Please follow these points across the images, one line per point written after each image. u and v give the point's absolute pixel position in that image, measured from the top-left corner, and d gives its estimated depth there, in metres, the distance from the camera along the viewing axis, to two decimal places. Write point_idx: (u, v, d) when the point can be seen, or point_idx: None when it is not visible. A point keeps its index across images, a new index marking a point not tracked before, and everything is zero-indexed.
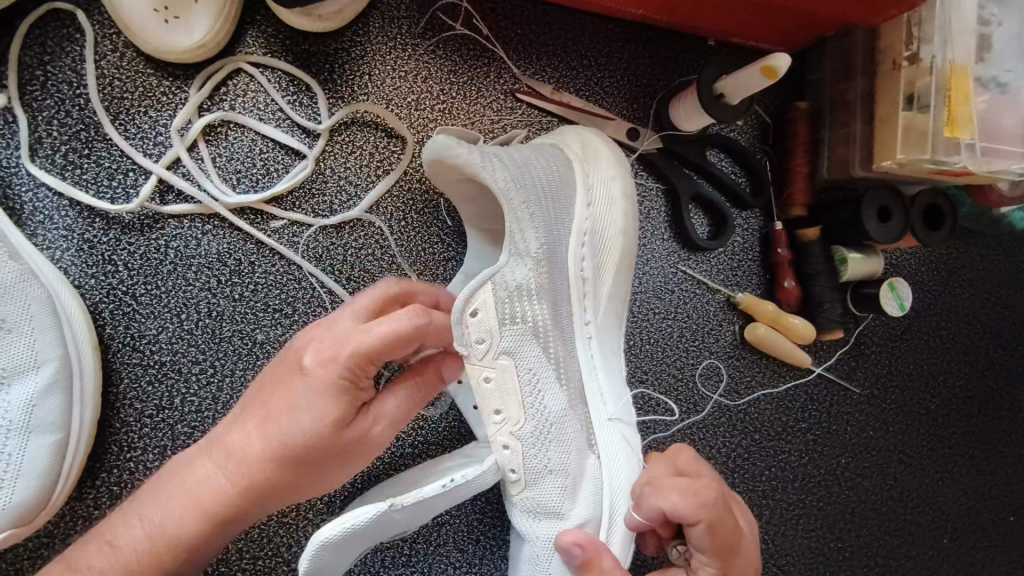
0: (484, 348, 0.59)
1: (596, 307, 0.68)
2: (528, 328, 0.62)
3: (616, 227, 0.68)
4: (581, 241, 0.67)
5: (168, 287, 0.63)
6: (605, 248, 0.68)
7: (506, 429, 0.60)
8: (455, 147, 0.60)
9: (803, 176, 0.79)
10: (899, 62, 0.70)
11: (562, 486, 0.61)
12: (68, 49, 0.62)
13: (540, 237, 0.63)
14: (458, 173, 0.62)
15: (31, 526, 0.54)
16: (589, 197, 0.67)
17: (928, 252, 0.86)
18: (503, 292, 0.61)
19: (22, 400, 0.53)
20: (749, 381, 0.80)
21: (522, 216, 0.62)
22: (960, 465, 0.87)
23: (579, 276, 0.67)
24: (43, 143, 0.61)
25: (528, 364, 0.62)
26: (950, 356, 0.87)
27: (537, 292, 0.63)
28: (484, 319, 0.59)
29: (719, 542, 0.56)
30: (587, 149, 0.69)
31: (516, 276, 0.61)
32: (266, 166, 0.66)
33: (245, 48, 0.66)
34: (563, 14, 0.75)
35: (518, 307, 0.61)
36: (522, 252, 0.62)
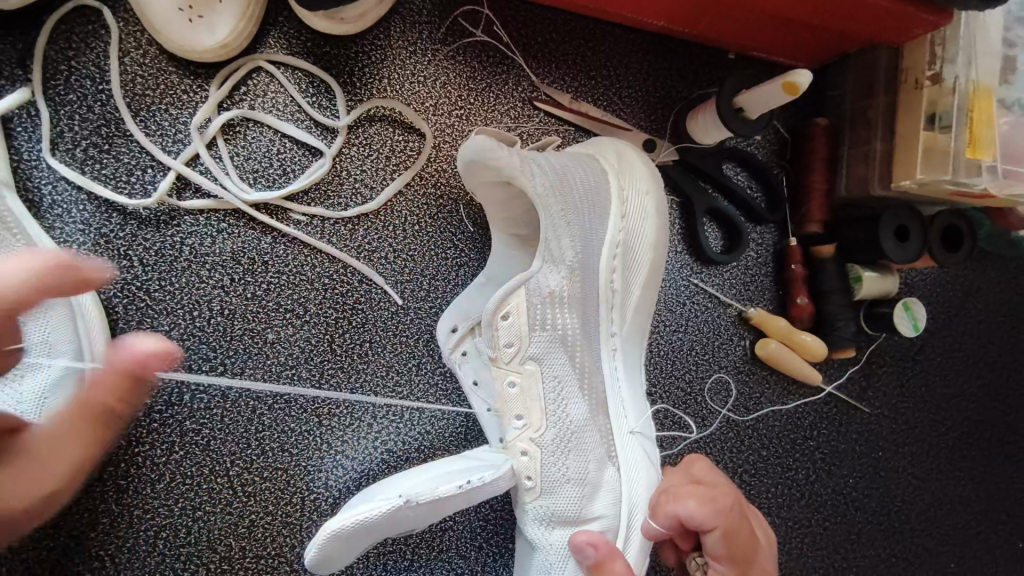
0: (512, 352, 0.63)
1: (623, 319, 0.68)
2: (556, 337, 0.64)
3: (647, 240, 0.67)
4: (613, 253, 0.67)
5: (181, 283, 0.64)
6: (637, 259, 0.67)
7: (526, 435, 0.63)
8: (497, 151, 0.59)
9: (820, 193, 0.78)
10: (921, 81, 0.69)
11: (577, 495, 0.61)
12: (92, 45, 0.63)
13: (575, 247, 0.64)
14: (494, 181, 0.62)
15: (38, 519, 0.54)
16: (623, 210, 0.67)
17: (943, 273, 0.85)
18: (535, 299, 0.63)
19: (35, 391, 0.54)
20: (759, 397, 0.80)
21: (558, 223, 0.63)
22: (970, 489, 0.86)
23: (609, 285, 0.66)
24: (64, 137, 0.62)
25: (551, 370, 0.64)
26: (963, 379, 0.86)
27: (568, 300, 0.64)
28: (513, 326, 0.63)
29: (735, 550, 0.56)
30: (623, 162, 0.68)
31: (548, 283, 0.63)
32: (283, 166, 0.67)
33: (266, 48, 0.66)
34: (583, 23, 0.75)
35: (549, 315, 0.63)
36: (556, 261, 0.63)
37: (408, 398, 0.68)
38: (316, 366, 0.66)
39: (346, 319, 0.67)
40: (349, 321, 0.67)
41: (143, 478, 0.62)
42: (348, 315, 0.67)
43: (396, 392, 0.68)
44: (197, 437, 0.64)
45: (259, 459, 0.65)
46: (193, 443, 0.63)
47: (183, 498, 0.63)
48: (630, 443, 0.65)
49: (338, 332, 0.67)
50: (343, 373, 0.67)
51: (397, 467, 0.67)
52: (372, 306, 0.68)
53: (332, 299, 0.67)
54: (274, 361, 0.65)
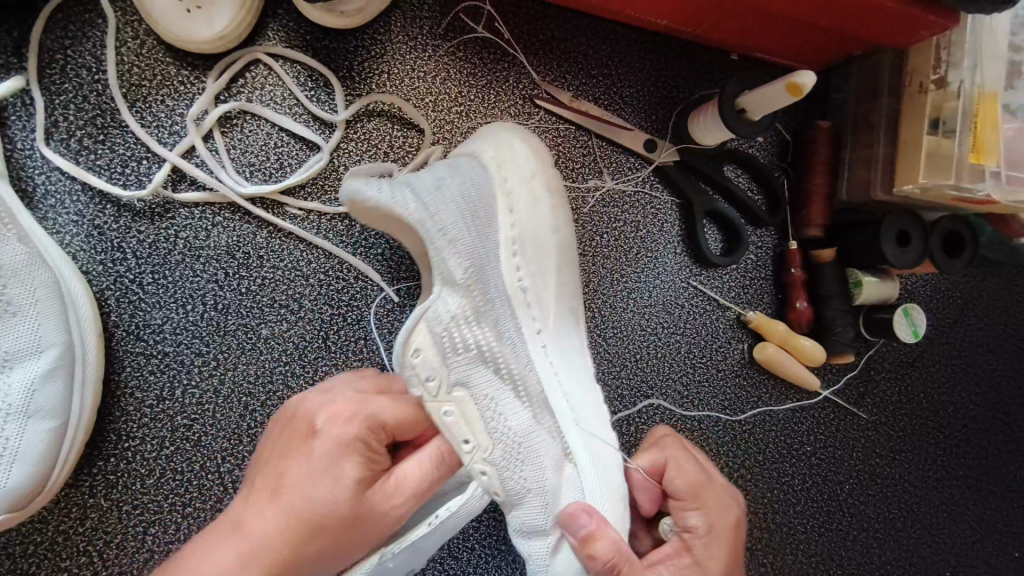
0: (434, 383, 0.56)
1: (544, 316, 0.61)
2: (473, 356, 0.58)
3: (544, 229, 0.62)
4: (513, 248, 0.60)
5: (175, 277, 0.63)
6: (543, 248, 0.62)
7: (478, 456, 0.55)
8: (361, 187, 0.58)
9: (822, 197, 0.77)
10: (926, 85, 0.69)
11: (542, 504, 0.55)
12: (89, 34, 0.62)
13: (463, 262, 0.59)
14: (372, 214, 0.60)
15: (25, 513, 0.54)
16: (508, 203, 0.61)
17: (943, 279, 0.85)
18: (437, 328, 0.58)
19: (23, 385, 0.53)
20: (756, 401, 0.79)
21: (439, 242, 0.59)
22: (966, 497, 0.86)
23: (517, 285, 0.60)
24: (58, 127, 0.61)
25: (484, 390, 0.58)
26: (961, 387, 0.86)
27: (479, 314, 0.59)
28: (426, 360, 0.56)
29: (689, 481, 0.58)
30: (502, 153, 0.62)
31: (451, 308, 0.58)
32: (280, 159, 0.66)
33: (264, 40, 0.66)
34: (586, 21, 0.75)
35: (462, 336, 0.58)
36: (447, 278, 0.59)
37: None
38: (309, 363, 0.66)
39: (340, 315, 0.66)
40: (344, 318, 0.67)
41: (132, 475, 0.61)
42: (343, 312, 0.67)
43: None
44: (188, 433, 0.63)
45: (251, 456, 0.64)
46: (183, 439, 0.63)
47: (173, 494, 0.62)
48: (579, 435, 0.57)
49: (332, 329, 0.66)
50: (336, 371, 0.66)
51: None
52: (367, 303, 0.67)
53: (328, 295, 0.66)
54: (267, 357, 0.65)
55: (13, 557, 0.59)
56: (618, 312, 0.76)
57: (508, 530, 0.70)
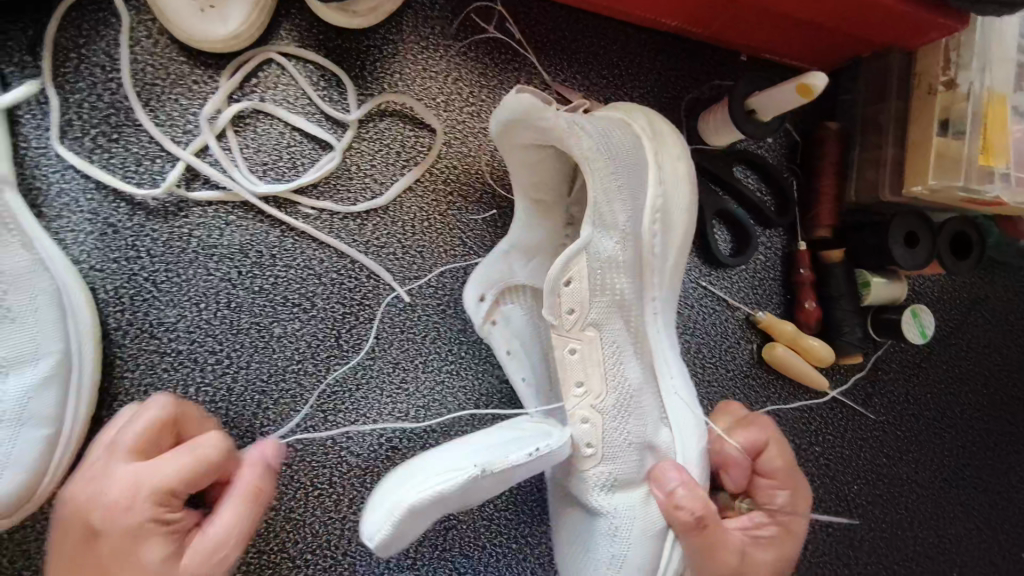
0: (573, 318, 0.59)
1: (663, 280, 0.64)
2: (613, 301, 0.60)
3: (677, 205, 0.64)
4: (652, 217, 0.62)
5: (188, 275, 0.63)
6: (671, 220, 0.64)
7: (587, 402, 0.59)
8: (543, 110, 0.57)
9: (831, 198, 0.77)
10: (935, 87, 0.69)
11: (636, 459, 0.58)
12: (103, 33, 0.62)
13: (626, 209, 0.60)
14: (529, 133, 0.59)
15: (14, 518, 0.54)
16: (659, 173, 0.63)
17: (951, 280, 0.85)
18: (595, 264, 0.59)
19: (16, 393, 0.53)
20: (765, 401, 0.79)
21: (609, 189, 0.59)
22: (973, 498, 0.86)
23: (652, 247, 0.62)
24: (73, 125, 0.61)
25: (610, 335, 0.60)
26: (968, 388, 0.86)
27: (625, 262, 0.60)
28: (574, 291, 0.58)
29: (785, 460, 0.62)
30: (654, 126, 0.66)
31: (604, 248, 0.59)
32: (293, 158, 0.66)
33: (277, 40, 0.66)
34: (597, 22, 0.75)
35: (609, 280, 0.59)
36: (609, 223, 0.59)
37: (415, 395, 0.68)
38: (322, 362, 0.66)
39: (353, 314, 0.67)
40: (356, 317, 0.67)
41: None
42: (355, 311, 0.67)
43: (402, 389, 0.67)
44: None
45: None
46: None
47: None
48: (681, 403, 0.61)
49: (344, 328, 0.66)
50: (349, 369, 0.66)
51: (400, 463, 0.67)
52: (380, 302, 0.67)
53: (340, 294, 0.66)
54: (280, 356, 0.65)
55: (27, 555, 0.59)
56: None
57: (517, 530, 0.71)
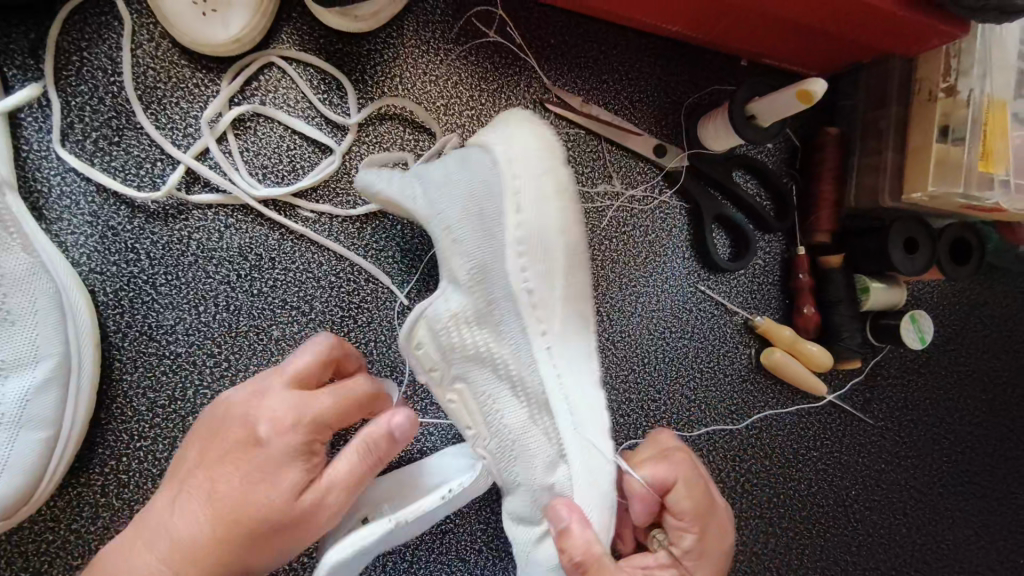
0: (439, 372, 0.59)
1: (551, 315, 0.58)
2: (478, 356, 0.58)
3: (552, 223, 0.58)
4: (522, 242, 0.57)
5: (188, 278, 0.64)
6: (549, 254, 0.58)
7: (477, 444, 0.59)
8: (374, 182, 0.61)
9: (830, 204, 0.78)
10: (935, 93, 0.69)
11: (531, 496, 0.57)
12: (105, 36, 0.62)
13: (468, 258, 0.58)
14: (388, 207, 0.62)
15: (12, 520, 0.54)
16: (516, 202, 0.57)
17: (950, 286, 0.85)
18: (438, 325, 0.58)
19: (17, 394, 0.53)
20: (762, 406, 0.79)
21: (461, 238, 0.58)
22: (971, 504, 0.86)
23: (520, 282, 0.57)
24: (74, 129, 0.62)
25: (480, 384, 0.59)
26: (967, 394, 0.86)
27: (481, 316, 0.58)
28: (427, 355, 0.58)
29: (695, 504, 0.58)
30: (513, 146, 0.58)
31: (452, 303, 0.58)
32: (293, 162, 0.66)
33: (279, 44, 0.66)
34: (597, 26, 0.75)
35: (462, 335, 0.58)
36: (457, 271, 0.58)
37: (413, 398, 0.68)
38: None
39: (351, 317, 0.67)
40: (354, 321, 0.67)
41: (143, 475, 0.62)
42: (354, 314, 0.67)
43: (399, 392, 0.68)
44: None
45: None
46: None
47: None
48: (579, 439, 0.56)
49: (343, 331, 0.67)
50: None
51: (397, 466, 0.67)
52: (378, 306, 0.67)
53: (339, 297, 0.67)
54: (278, 359, 0.65)
55: (26, 556, 0.59)
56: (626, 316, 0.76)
57: None
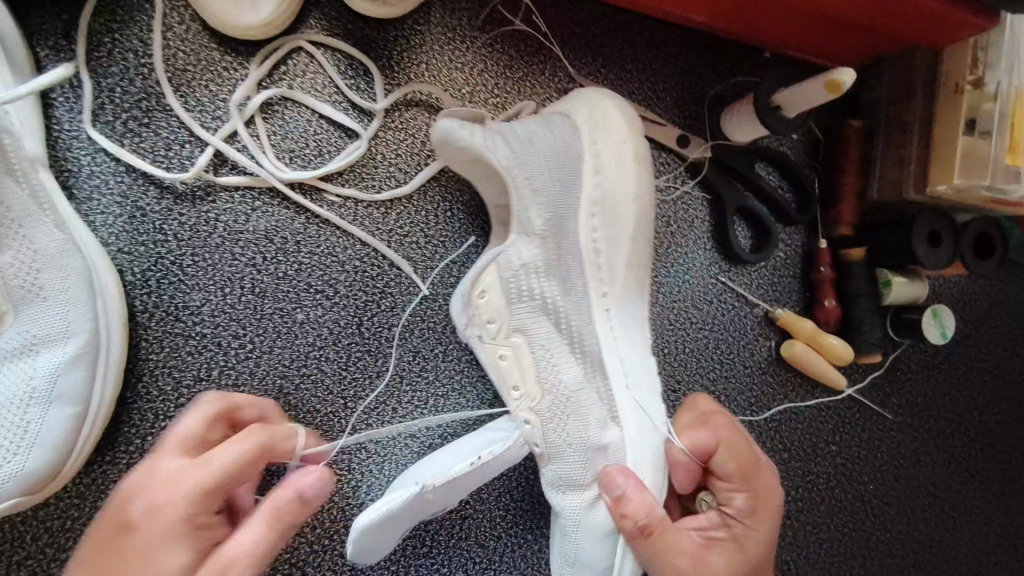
0: (494, 327, 0.62)
1: (613, 276, 0.63)
2: (536, 305, 0.62)
3: (626, 193, 0.64)
4: (590, 209, 0.63)
5: (214, 260, 0.64)
6: (618, 216, 0.63)
7: (525, 404, 0.61)
8: (456, 127, 0.60)
9: (852, 197, 0.78)
10: (962, 86, 0.69)
11: (584, 459, 0.59)
12: (136, 19, 0.63)
13: (542, 212, 0.62)
14: (456, 154, 0.61)
15: (40, 496, 0.54)
16: (596, 165, 0.63)
17: (971, 282, 0.85)
18: (508, 273, 0.62)
19: (46, 370, 0.53)
20: (781, 398, 0.79)
21: (523, 194, 0.62)
22: (990, 501, 0.85)
23: (591, 247, 0.63)
24: (105, 109, 0.62)
25: (540, 339, 0.63)
26: (987, 391, 0.86)
27: (551, 267, 0.63)
28: (489, 305, 0.62)
29: (738, 462, 0.58)
30: (597, 116, 0.64)
31: (521, 256, 0.62)
32: (319, 146, 0.67)
33: (307, 29, 0.67)
34: (622, 17, 0.75)
35: (530, 285, 0.62)
36: (526, 229, 0.63)
37: (435, 384, 0.68)
38: (344, 348, 0.66)
39: (375, 302, 0.67)
40: (378, 305, 0.67)
41: None
42: (378, 299, 0.67)
43: (422, 378, 0.68)
44: None
45: None
46: None
47: None
48: (631, 397, 0.61)
49: (366, 315, 0.67)
50: (370, 356, 0.67)
51: (418, 451, 0.67)
52: (401, 291, 0.68)
53: (363, 282, 0.67)
54: (302, 341, 0.65)
55: (51, 532, 0.59)
56: (647, 305, 0.76)
57: (533, 521, 0.71)
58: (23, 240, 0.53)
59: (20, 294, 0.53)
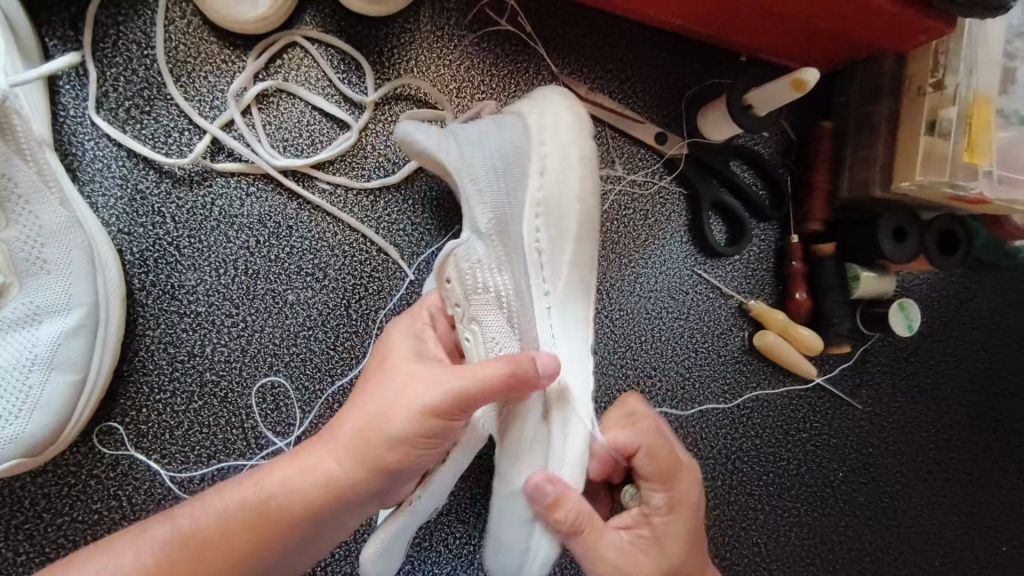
0: (460, 310, 0.60)
1: (555, 277, 0.63)
2: (489, 298, 0.61)
3: (571, 196, 0.64)
4: (537, 210, 0.63)
5: (210, 242, 0.67)
6: (565, 215, 0.64)
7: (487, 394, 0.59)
8: (414, 132, 0.63)
9: (822, 193, 0.81)
10: (924, 88, 0.73)
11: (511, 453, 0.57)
12: (140, 12, 0.66)
13: (489, 212, 0.63)
14: (426, 156, 0.65)
15: (40, 458, 0.57)
16: (541, 166, 0.64)
17: (938, 278, 0.88)
18: (464, 265, 0.61)
19: (50, 338, 0.56)
20: (754, 386, 0.82)
21: (471, 193, 0.63)
22: (956, 490, 0.88)
23: (535, 246, 0.63)
24: (109, 97, 0.66)
25: (493, 332, 0.60)
26: (954, 384, 0.89)
27: (501, 263, 0.62)
28: (453, 291, 0.60)
29: (661, 465, 0.59)
30: (546, 118, 0.65)
31: (475, 252, 0.62)
32: (312, 136, 0.70)
33: (302, 25, 0.70)
34: (604, 19, 0.79)
35: (480, 278, 0.61)
36: (478, 226, 0.63)
37: None
38: (332, 329, 0.69)
39: (362, 286, 0.70)
40: (365, 289, 0.70)
41: (162, 426, 0.65)
42: (365, 283, 0.70)
43: None
44: (215, 389, 0.67)
45: (272, 415, 0.67)
46: (212, 394, 0.66)
47: (199, 446, 0.65)
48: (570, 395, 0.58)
49: (354, 298, 0.70)
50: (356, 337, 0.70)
51: None
52: (388, 275, 0.71)
53: (351, 266, 0.70)
54: (293, 321, 0.69)
55: (48, 497, 0.62)
56: (624, 295, 0.79)
57: None
58: (28, 216, 0.56)
59: (25, 267, 0.56)
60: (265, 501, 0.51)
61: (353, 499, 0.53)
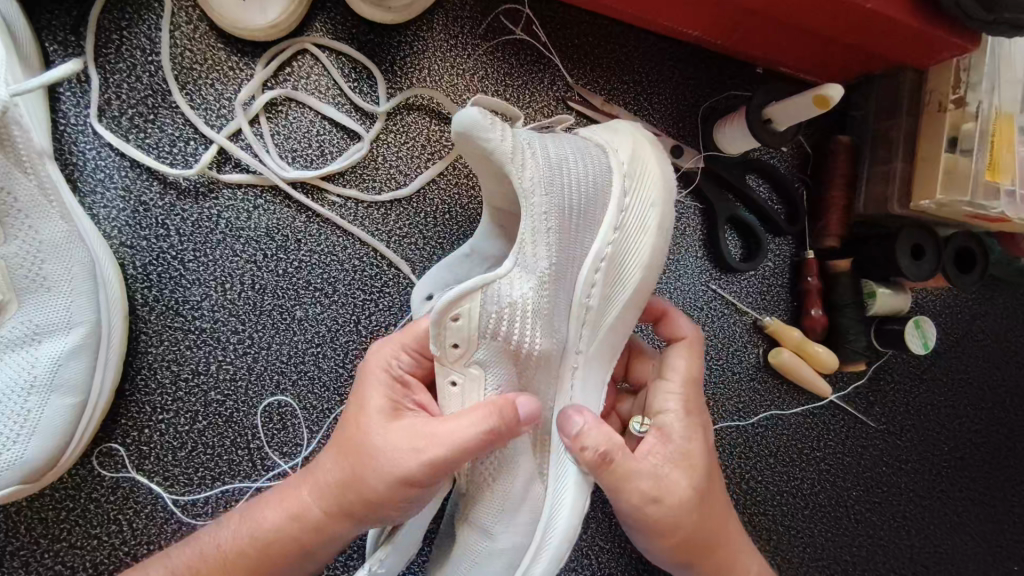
0: (458, 352, 0.52)
1: (594, 337, 0.58)
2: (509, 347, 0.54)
3: (637, 257, 0.58)
4: (596, 267, 0.57)
5: (215, 256, 0.65)
6: (623, 276, 0.58)
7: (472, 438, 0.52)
8: (485, 131, 0.52)
9: (839, 209, 0.80)
10: (944, 105, 0.71)
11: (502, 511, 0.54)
12: (145, 17, 0.64)
13: (550, 253, 0.54)
14: (478, 156, 0.54)
15: (38, 484, 0.54)
16: (619, 220, 0.57)
17: (951, 295, 0.87)
18: (491, 309, 0.51)
19: (48, 360, 0.54)
20: (769, 404, 0.81)
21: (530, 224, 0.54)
22: (969, 510, 0.88)
23: (583, 304, 0.57)
24: (111, 105, 0.63)
25: (496, 379, 0.54)
26: (967, 401, 0.88)
27: (541, 309, 0.54)
28: (462, 328, 0.50)
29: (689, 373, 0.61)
30: (642, 169, 0.59)
31: (512, 293, 0.52)
32: (322, 147, 0.68)
33: (312, 32, 0.68)
34: (620, 29, 0.77)
35: (511, 325, 0.53)
36: (527, 266, 0.54)
37: None
38: (341, 346, 0.67)
39: (372, 301, 0.68)
40: (376, 305, 0.68)
41: (164, 448, 0.63)
42: (375, 298, 0.68)
43: None
44: (220, 409, 0.64)
45: (279, 435, 0.65)
46: (216, 414, 0.64)
47: (203, 468, 0.63)
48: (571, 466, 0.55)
49: (364, 314, 0.68)
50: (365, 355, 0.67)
51: None
52: (400, 291, 0.69)
53: (361, 281, 0.68)
54: (300, 338, 0.66)
55: (45, 522, 0.59)
56: None
57: None
58: (27, 231, 0.54)
59: (24, 285, 0.54)
60: (244, 543, 0.50)
61: (335, 538, 0.50)
